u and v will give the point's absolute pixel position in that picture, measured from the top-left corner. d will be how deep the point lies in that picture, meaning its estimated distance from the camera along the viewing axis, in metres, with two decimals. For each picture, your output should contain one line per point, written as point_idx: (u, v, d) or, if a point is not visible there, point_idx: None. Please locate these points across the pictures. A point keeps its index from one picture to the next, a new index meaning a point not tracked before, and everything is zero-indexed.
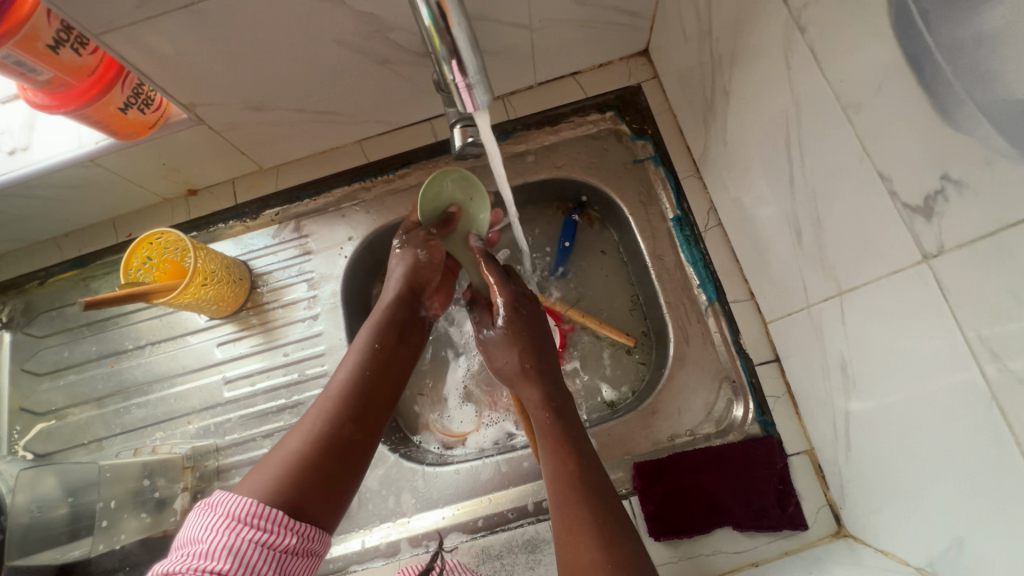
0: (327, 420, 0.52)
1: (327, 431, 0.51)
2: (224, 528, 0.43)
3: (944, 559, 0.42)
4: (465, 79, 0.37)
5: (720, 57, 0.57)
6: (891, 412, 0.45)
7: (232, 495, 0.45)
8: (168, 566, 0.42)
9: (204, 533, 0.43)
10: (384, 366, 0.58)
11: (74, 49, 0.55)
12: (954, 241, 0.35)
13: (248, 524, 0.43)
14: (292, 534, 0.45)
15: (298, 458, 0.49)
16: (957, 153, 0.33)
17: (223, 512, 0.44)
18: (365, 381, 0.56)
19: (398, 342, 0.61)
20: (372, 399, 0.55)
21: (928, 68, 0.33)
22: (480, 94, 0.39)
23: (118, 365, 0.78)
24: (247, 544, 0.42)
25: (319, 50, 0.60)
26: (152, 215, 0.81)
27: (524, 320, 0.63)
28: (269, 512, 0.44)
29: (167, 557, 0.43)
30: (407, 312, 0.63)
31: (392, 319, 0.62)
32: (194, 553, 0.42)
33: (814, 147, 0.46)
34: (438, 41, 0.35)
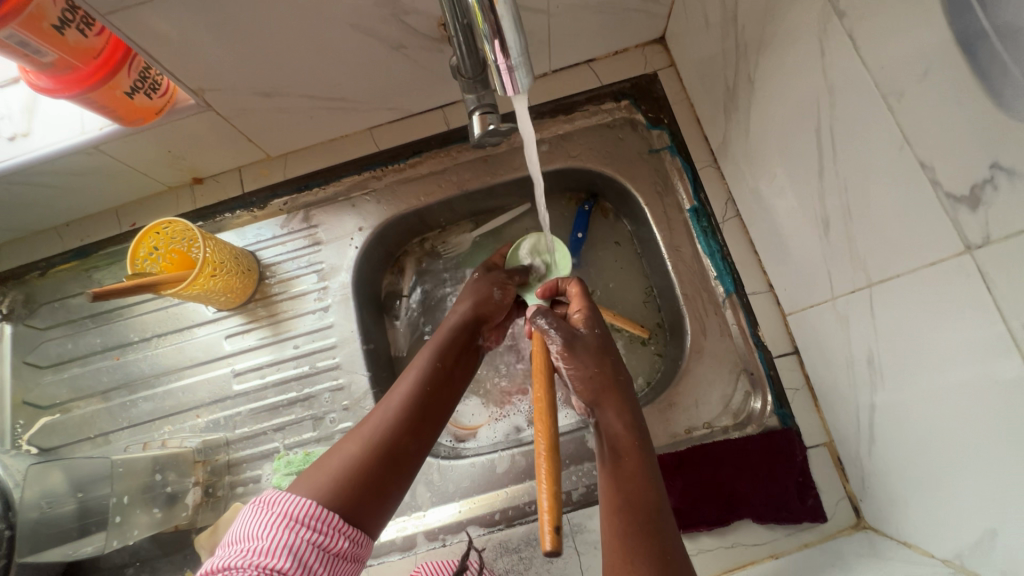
0: (389, 430, 0.52)
1: (388, 440, 0.51)
2: (283, 526, 0.42)
3: (973, 552, 0.42)
4: (507, 61, 0.36)
5: (746, 44, 0.56)
6: (920, 405, 0.45)
7: (289, 496, 0.45)
8: (224, 562, 0.40)
9: (260, 530, 0.42)
10: (446, 384, 0.58)
11: (78, 29, 0.53)
12: (1001, 232, 0.34)
13: (306, 525, 0.43)
14: (344, 538, 0.45)
15: (357, 467, 0.49)
16: (1010, 140, 0.32)
17: (280, 511, 0.44)
18: (428, 397, 0.56)
19: (458, 362, 0.61)
20: (432, 419, 0.56)
21: (983, 54, 0.33)
22: (522, 77, 0.38)
23: (124, 358, 0.76)
24: (305, 544, 0.42)
25: (334, 34, 0.58)
26: (156, 204, 0.79)
27: (610, 340, 0.57)
28: (327, 515, 0.44)
29: (217, 556, 0.42)
30: (465, 331, 0.64)
31: (455, 337, 0.63)
32: (252, 550, 0.41)
33: (848, 136, 0.45)
34: (482, 17, 0.34)
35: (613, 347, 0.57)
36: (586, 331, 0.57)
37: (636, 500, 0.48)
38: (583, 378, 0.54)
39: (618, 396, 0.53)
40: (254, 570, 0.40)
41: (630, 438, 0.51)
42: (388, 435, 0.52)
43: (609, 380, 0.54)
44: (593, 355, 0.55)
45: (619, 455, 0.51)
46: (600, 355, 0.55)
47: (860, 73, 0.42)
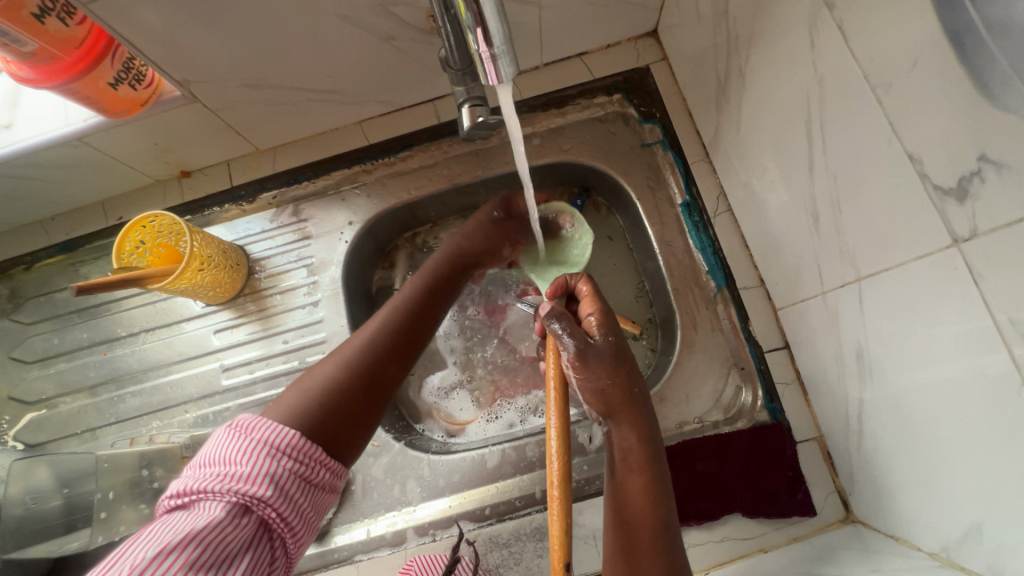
0: (367, 355, 0.55)
1: (365, 364, 0.54)
2: (262, 454, 0.42)
3: (959, 544, 0.42)
4: (490, 49, 0.35)
5: (736, 36, 0.56)
6: (907, 398, 0.45)
7: (269, 423, 0.44)
8: (202, 485, 0.41)
9: (238, 456, 0.42)
10: (420, 319, 0.62)
11: (59, 19, 0.52)
12: (988, 225, 0.34)
13: (286, 454, 0.43)
14: (324, 469, 0.46)
15: (334, 384, 0.51)
16: (997, 133, 0.32)
17: (258, 437, 0.43)
18: (404, 330, 0.59)
19: (435, 300, 0.65)
20: (409, 351, 0.59)
21: (970, 45, 0.32)
22: (506, 66, 0.37)
23: (111, 353, 0.75)
24: (284, 472, 0.43)
25: (321, 25, 0.57)
26: (143, 198, 0.78)
27: (626, 353, 0.56)
28: (307, 445, 0.45)
29: (192, 475, 0.42)
30: (445, 274, 0.68)
31: (435, 280, 0.67)
32: (229, 475, 0.41)
33: (838, 129, 0.45)
34: (463, 6, 0.34)
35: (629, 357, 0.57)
36: (601, 339, 0.56)
37: (642, 523, 0.49)
38: (597, 387, 0.54)
39: (632, 412, 0.54)
40: (233, 496, 0.40)
41: (641, 454, 0.52)
42: (366, 357, 0.54)
43: (627, 394, 0.54)
44: (611, 368, 0.54)
45: (629, 470, 0.52)
46: (616, 366, 0.55)
47: (850, 65, 0.42)
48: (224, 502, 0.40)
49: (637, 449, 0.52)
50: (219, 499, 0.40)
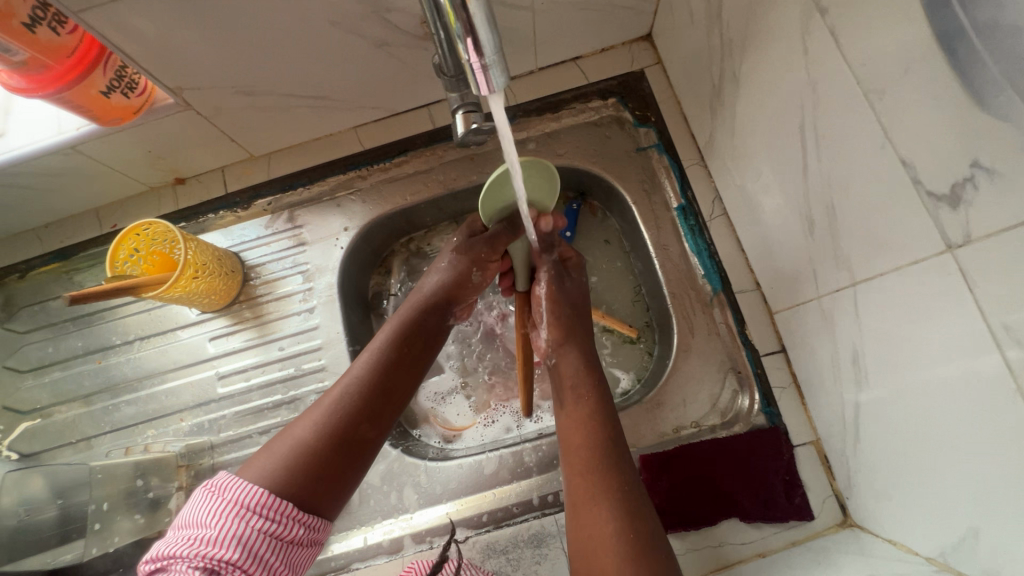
0: (342, 412, 0.52)
1: (341, 424, 0.51)
2: (232, 516, 0.43)
3: (956, 549, 0.42)
4: (480, 59, 0.35)
5: (730, 40, 0.56)
6: (901, 402, 0.45)
7: (239, 482, 0.45)
8: (173, 550, 0.42)
9: (210, 518, 0.44)
10: (402, 366, 0.57)
11: (50, 28, 0.52)
12: (982, 231, 0.34)
13: (256, 513, 0.44)
14: (299, 525, 0.46)
15: (307, 449, 0.49)
16: (988, 140, 0.32)
17: (229, 498, 0.44)
18: (385, 380, 0.55)
19: (420, 345, 0.59)
20: (386, 405, 0.54)
21: (961, 51, 0.32)
22: (497, 75, 0.37)
23: (106, 362, 0.75)
24: (254, 533, 0.43)
25: (314, 32, 0.57)
26: (137, 205, 0.77)
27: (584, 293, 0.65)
28: (279, 504, 0.45)
29: (170, 539, 0.43)
30: (426, 312, 0.61)
31: (415, 321, 0.60)
32: (200, 539, 0.42)
33: (831, 133, 0.45)
34: (452, 16, 0.34)
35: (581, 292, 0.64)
36: (570, 276, 0.65)
37: (588, 448, 0.53)
38: (557, 313, 0.62)
39: (577, 341, 0.61)
40: (201, 561, 0.41)
41: (586, 381, 0.58)
42: (342, 415, 0.51)
43: (571, 325, 0.62)
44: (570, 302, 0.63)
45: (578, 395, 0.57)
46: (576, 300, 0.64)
47: (842, 70, 0.41)
48: (193, 566, 0.41)
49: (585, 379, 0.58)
50: (189, 562, 0.41)
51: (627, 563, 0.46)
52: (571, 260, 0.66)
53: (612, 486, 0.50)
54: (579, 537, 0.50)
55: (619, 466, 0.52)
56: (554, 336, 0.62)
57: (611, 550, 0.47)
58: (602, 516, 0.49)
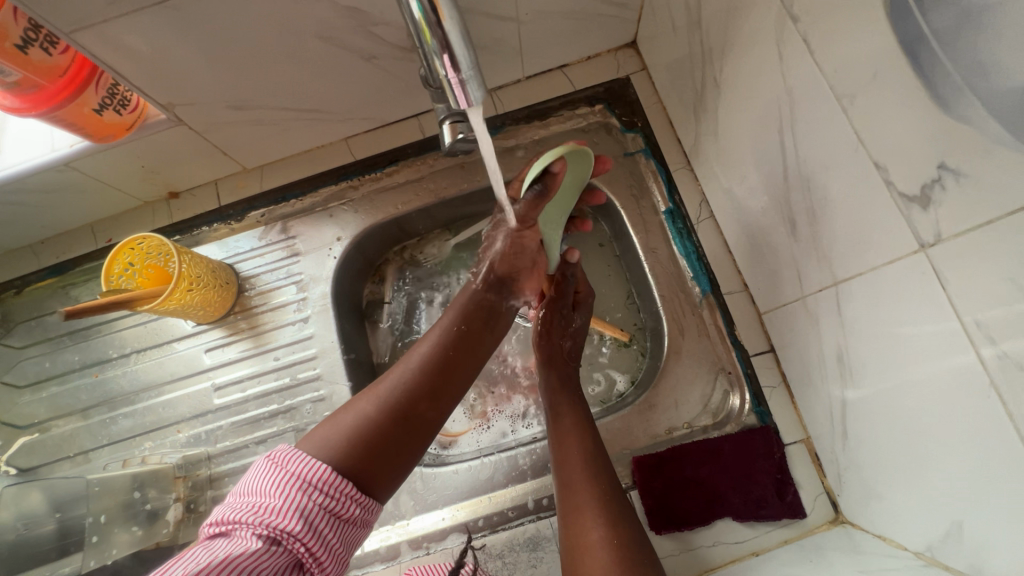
0: (406, 389, 0.51)
1: (406, 402, 0.51)
2: (295, 488, 0.43)
3: (943, 544, 0.43)
4: (457, 74, 0.38)
5: (710, 48, 0.57)
6: (885, 399, 0.46)
7: (304, 455, 0.45)
8: (236, 515, 0.42)
9: (273, 488, 0.43)
10: (465, 349, 0.56)
11: (42, 48, 0.53)
12: (952, 230, 0.35)
13: (318, 489, 0.44)
14: (355, 505, 0.46)
15: (367, 422, 0.49)
16: (955, 141, 0.33)
17: (292, 471, 0.44)
18: (446, 361, 0.54)
19: (480, 325, 0.58)
20: (445, 388, 0.54)
21: (924, 57, 0.33)
22: (473, 89, 0.40)
23: (102, 375, 0.76)
24: (314, 507, 0.43)
25: (303, 47, 0.58)
26: (132, 220, 0.78)
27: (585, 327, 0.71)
28: (340, 481, 0.45)
29: (232, 504, 0.44)
30: (488, 296, 0.60)
31: (477, 304, 0.59)
32: (263, 508, 0.42)
33: (809, 137, 0.46)
34: (428, 33, 0.36)
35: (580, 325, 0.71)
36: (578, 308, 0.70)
37: (596, 456, 0.59)
38: (545, 342, 0.68)
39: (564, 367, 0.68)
40: (264, 528, 0.41)
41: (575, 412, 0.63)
42: (406, 393, 0.51)
43: (565, 352, 0.69)
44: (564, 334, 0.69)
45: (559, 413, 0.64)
46: (569, 331, 0.70)
47: (816, 76, 0.43)
48: (257, 533, 0.41)
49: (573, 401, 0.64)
50: (253, 530, 0.41)
51: (616, 563, 0.50)
52: (586, 289, 0.69)
53: (609, 492, 0.56)
54: (571, 535, 0.54)
55: (613, 486, 0.57)
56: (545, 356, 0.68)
57: (597, 558, 0.51)
58: (591, 525, 0.54)
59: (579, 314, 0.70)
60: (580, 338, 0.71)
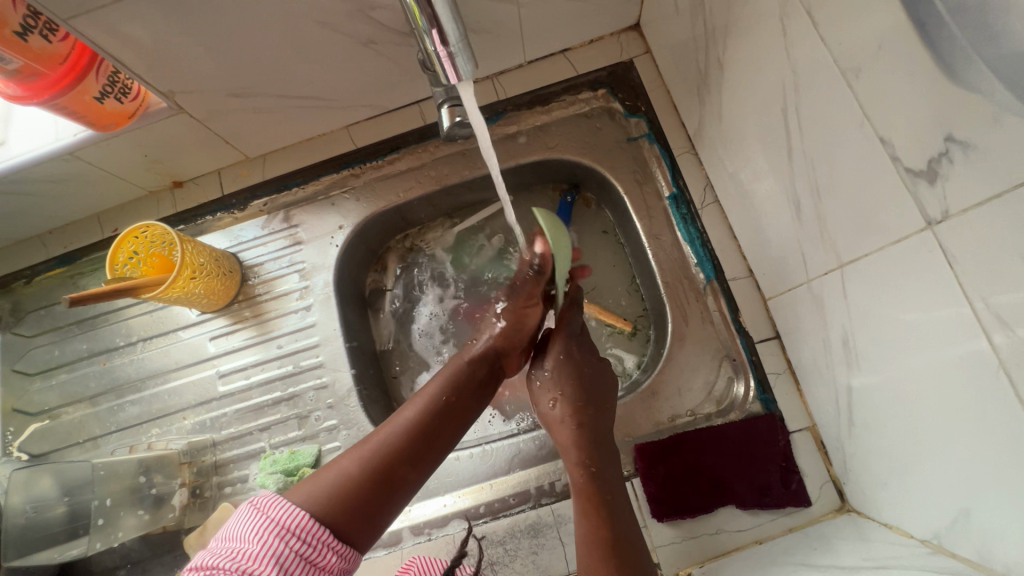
0: (388, 453, 0.51)
1: (384, 466, 0.51)
2: (275, 535, 0.43)
3: (950, 532, 0.42)
4: (446, 48, 0.41)
5: (714, 28, 0.56)
6: (892, 384, 0.45)
7: (283, 503, 0.46)
8: (214, 560, 0.42)
9: (253, 533, 0.44)
10: (452, 415, 0.56)
11: (42, 36, 0.53)
12: (959, 206, 0.34)
13: (296, 535, 0.44)
14: (333, 553, 0.46)
15: (350, 484, 0.49)
16: (964, 114, 0.32)
17: (273, 518, 0.45)
18: (434, 422, 0.55)
19: (471, 389, 0.59)
20: (430, 450, 0.54)
21: (931, 26, 0.32)
22: (462, 64, 0.42)
23: (110, 363, 0.77)
24: (292, 554, 0.43)
25: (300, 32, 0.58)
26: (137, 209, 0.79)
27: (573, 368, 0.61)
28: (318, 529, 0.45)
29: (209, 550, 0.43)
30: (479, 366, 0.60)
31: (468, 373, 0.59)
32: (241, 553, 0.42)
33: (813, 114, 0.44)
34: (418, 11, 0.39)
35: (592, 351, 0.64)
36: (555, 354, 0.62)
37: (584, 492, 0.55)
38: (546, 407, 0.61)
39: (568, 427, 0.58)
40: (240, 575, 0.41)
41: (580, 470, 0.56)
42: (385, 458, 0.51)
43: (558, 416, 0.59)
44: (553, 394, 0.61)
45: (575, 490, 0.56)
46: (556, 386, 0.61)
47: (822, 51, 0.41)
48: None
49: (579, 434, 0.57)
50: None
51: None
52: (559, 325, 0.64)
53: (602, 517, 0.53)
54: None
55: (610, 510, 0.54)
56: (553, 422, 0.60)
57: None
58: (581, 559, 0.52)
59: (550, 358, 0.63)
60: (576, 383, 0.60)
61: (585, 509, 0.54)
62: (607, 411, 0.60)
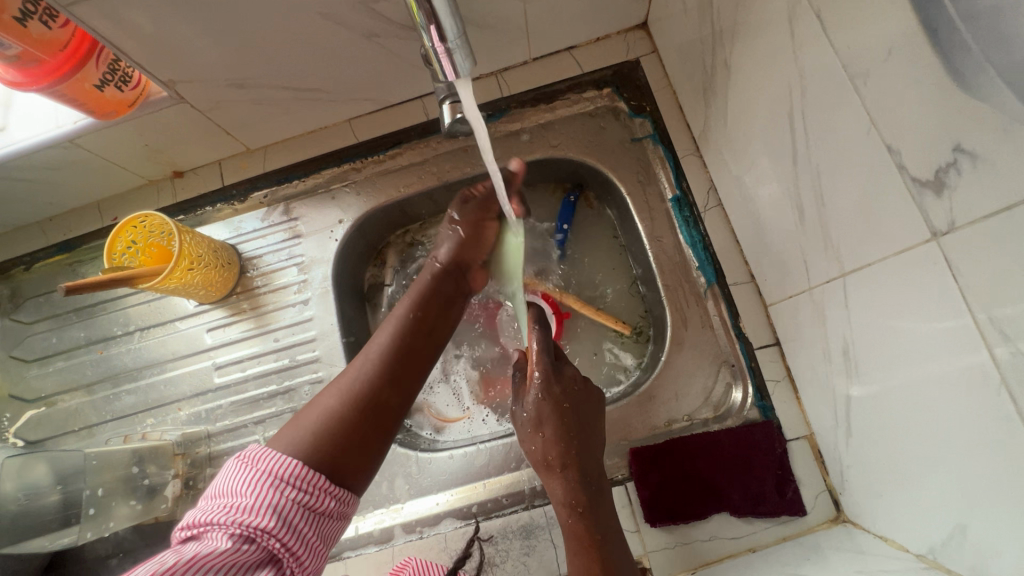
0: (365, 382, 0.52)
1: (367, 393, 0.51)
2: (267, 486, 0.43)
3: (946, 547, 0.41)
4: (443, 44, 0.40)
5: (722, 29, 0.55)
6: (892, 395, 0.44)
7: (274, 453, 0.45)
8: (209, 517, 0.42)
9: (245, 488, 0.43)
10: (423, 337, 0.57)
11: (42, 22, 0.53)
12: (965, 218, 0.33)
13: (290, 483, 0.44)
14: (330, 497, 0.46)
15: (334, 417, 0.49)
16: (974, 123, 0.31)
17: (264, 469, 0.44)
18: (406, 345, 0.55)
19: (438, 308, 0.59)
20: (407, 372, 0.54)
21: (943, 33, 0.31)
22: (460, 60, 0.42)
23: (107, 352, 0.77)
24: (288, 503, 0.43)
25: (303, 24, 0.57)
26: (137, 198, 0.79)
27: (554, 407, 0.58)
28: (312, 474, 0.45)
29: (203, 507, 0.43)
30: (443, 281, 0.60)
31: (434, 289, 0.60)
32: (235, 507, 0.42)
33: (819, 120, 0.44)
34: (415, 7, 0.38)
35: (575, 376, 0.61)
36: (532, 391, 0.59)
37: (574, 536, 0.54)
38: (532, 448, 0.58)
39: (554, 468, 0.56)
40: (236, 528, 0.41)
41: (569, 518, 0.55)
42: (362, 384, 0.51)
43: (543, 459, 0.57)
44: (534, 434, 0.58)
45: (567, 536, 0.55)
46: (536, 428, 0.58)
47: (830, 55, 0.40)
48: (228, 533, 0.41)
49: (566, 481, 0.55)
50: (224, 530, 0.41)
51: None
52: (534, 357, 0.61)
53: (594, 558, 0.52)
54: None
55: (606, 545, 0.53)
56: (539, 465, 0.58)
57: None
58: None
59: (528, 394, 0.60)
60: (557, 421, 0.57)
61: (577, 553, 0.53)
62: (590, 440, 0.58)
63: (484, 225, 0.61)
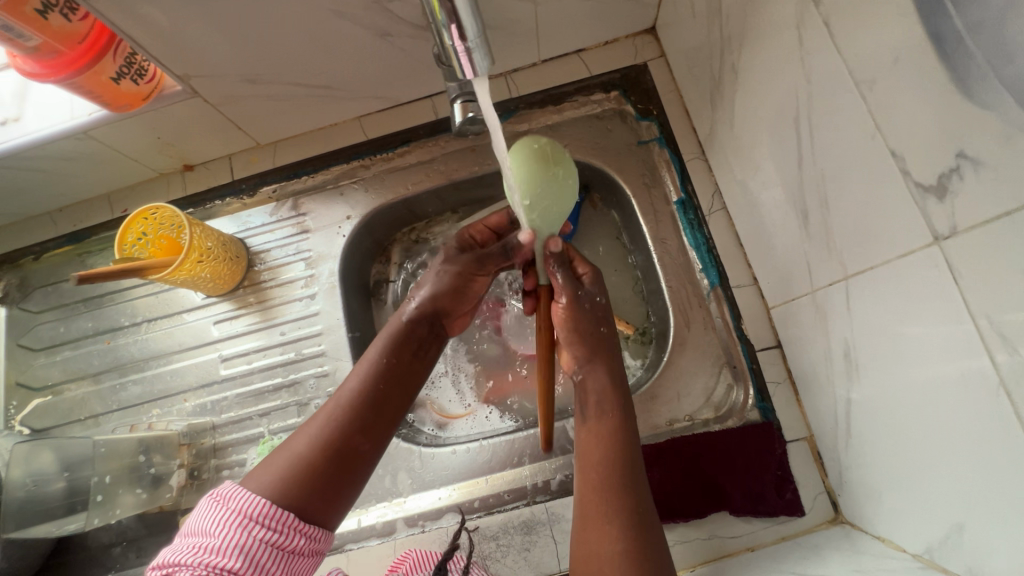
0: (335, 430, 0.51)
1: (336, 437, 0.50)
2: (236, 525, 0.43)
3: (942, 547, 0.42)
4: (463, 43, 0.41)
5: (730, 34, 0.56)
6: (891, 397, 0.45)
7: (244, 492, 0.45)
8: (177, 558, 0.42)
9: (215, 528, 0.43)
10: (399, 382, 0.55)
11: (62, 14, 0.54)
12: (967, 223, 0.34)
13: (259, 523, 0.44)
14: (301, 535, 0.46)
15: (303, 465, 0.48)
16: (978, 130, 0.32)
17: (234, 508, 0.44)
18: (377, 392, 0.54)
19: (412, 352, 0.58)
20: (378, 419, 0.53)
21: (949, 42, 0.32)
22: (478, 58, 0.43)
23: (114, 342, 0.77)
24: (257, 542, 0.43)
25: (318, 21, 0.58)
26: (147, 190, 0.79)
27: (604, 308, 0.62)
28: (281, 513, 0.45)
29: (173, 548, 0.43)
30: (418, 325, 0.60)
31: (408, 332, 0.58)
32: (204, 548, 0.42)
33: (824, 126, 0.45)
34: (438, 6, 0.39)
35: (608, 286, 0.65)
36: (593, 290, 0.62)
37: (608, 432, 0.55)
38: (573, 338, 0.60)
39: (604, 358, 0.59)
40: (203, 569, 0.41)
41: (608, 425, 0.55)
42: (331, 432, 0.50)
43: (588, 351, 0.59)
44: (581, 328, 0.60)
45: (600, 432, 0.55)
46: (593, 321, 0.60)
47: (837, 62, 0.41)
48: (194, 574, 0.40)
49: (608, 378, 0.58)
50: (191, 571, 0.41)
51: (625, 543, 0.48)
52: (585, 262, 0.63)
53: (625, 464, 0.52)
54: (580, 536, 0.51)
55: (634, 464, 0.53)
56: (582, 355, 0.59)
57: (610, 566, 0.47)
58: (609, 528, 0.49)
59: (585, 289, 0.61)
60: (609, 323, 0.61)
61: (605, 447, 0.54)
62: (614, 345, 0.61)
63: (473, 280, 0.63)
